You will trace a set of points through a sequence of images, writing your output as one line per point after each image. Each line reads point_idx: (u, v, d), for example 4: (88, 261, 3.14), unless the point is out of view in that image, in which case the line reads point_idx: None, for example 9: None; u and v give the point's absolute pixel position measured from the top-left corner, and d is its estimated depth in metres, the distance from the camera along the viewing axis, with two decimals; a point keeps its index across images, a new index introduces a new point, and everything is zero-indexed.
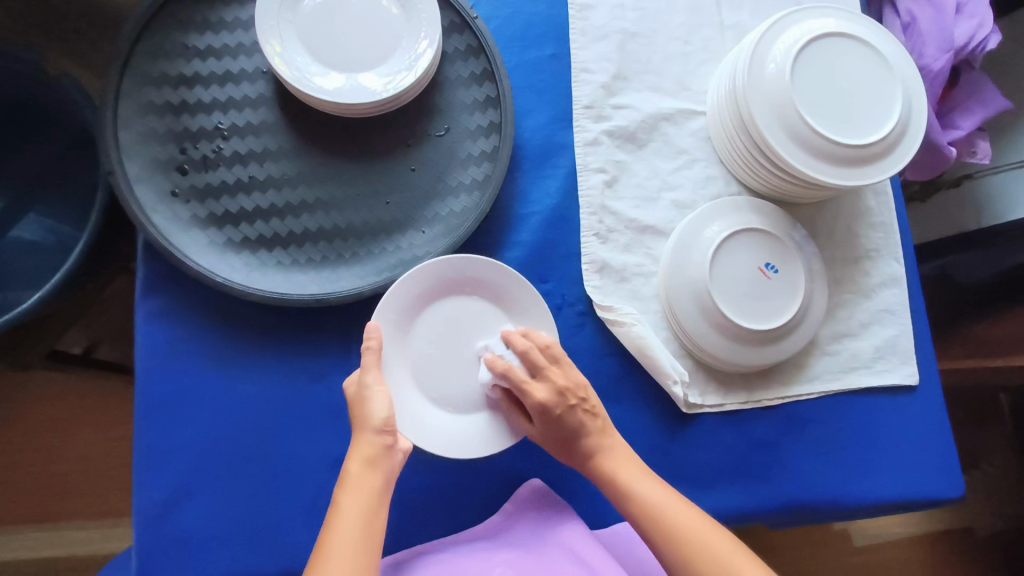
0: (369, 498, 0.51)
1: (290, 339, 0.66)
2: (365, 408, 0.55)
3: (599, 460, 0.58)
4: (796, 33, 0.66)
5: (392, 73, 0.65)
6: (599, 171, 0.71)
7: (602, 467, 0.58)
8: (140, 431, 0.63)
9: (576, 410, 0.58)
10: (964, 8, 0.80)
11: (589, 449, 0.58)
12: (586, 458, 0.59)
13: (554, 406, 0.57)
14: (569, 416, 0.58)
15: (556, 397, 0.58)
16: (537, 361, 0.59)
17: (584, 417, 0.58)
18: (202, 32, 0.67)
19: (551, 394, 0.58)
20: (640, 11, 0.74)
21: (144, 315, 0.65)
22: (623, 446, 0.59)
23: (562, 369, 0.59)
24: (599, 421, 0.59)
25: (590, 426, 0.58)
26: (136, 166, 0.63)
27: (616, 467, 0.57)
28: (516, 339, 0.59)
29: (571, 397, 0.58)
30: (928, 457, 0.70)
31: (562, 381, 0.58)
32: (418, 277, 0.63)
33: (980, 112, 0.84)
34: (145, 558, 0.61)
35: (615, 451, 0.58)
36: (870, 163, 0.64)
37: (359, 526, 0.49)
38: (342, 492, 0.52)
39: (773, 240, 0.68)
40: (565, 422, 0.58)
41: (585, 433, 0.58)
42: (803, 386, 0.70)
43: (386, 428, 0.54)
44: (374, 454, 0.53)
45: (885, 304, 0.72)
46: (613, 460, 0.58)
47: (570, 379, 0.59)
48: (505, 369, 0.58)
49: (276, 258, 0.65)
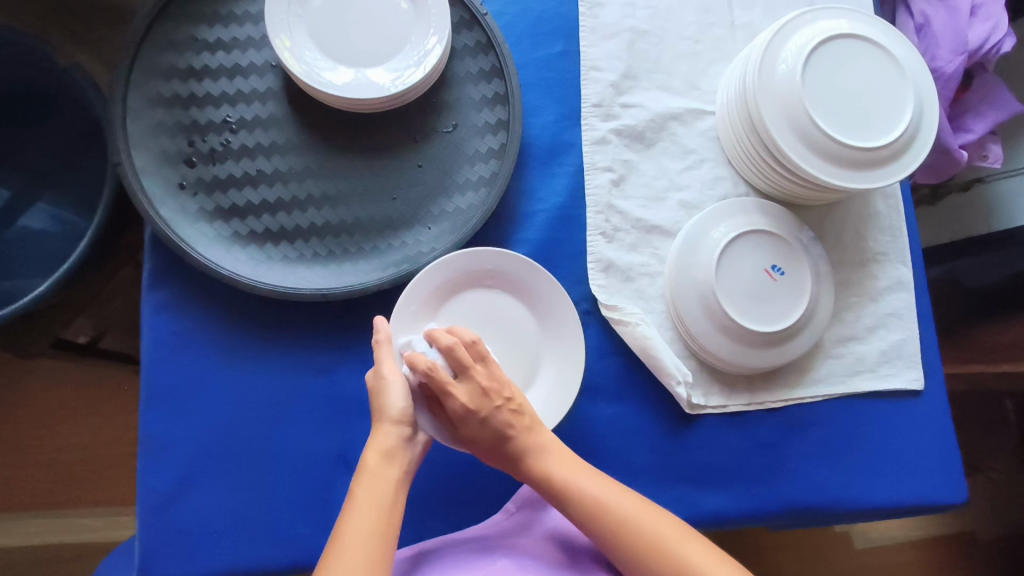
0: (386, 492, 0.51)
1: (297, 333, 0.66)
2: (382, 399, 0.55)
3: (529, 459, 0.56)
4: (807, 34, 0.66)
5: (401, 69, 0.65)
6: (606, 170, 0.71)
7: (533, 465, 0.56)
8: (145, 422, 0.63)
9: (503, 411, 0.55)
10: (979, 10, 0.80)
11: (517, 451, 0.56)
12: (512, 457, 0.56)
13: (479, 407, 0.54)
14: (496, 417, 0.55)
15: (481, 399, 0.54)
16: (463, 361, 0.54)
17: (511, 417, 0.55)
18: (213, 25, 0.67)
19: (475, 395, 0.54)
20: (650, 10, 0.74)
21: (150, 307, 0.65)
22: (553, 442, 0.57)
23: (487, 368, 0.55)
24: (525, 419, 0.56)
25: (517, 427, 0.55)
26: (145, 158, 0.63)
27: (549, 465, 0.56)
28: (441, 337, 0.54)
29: (496, 398, 0.55)
30: (932, 462, 0.69)
31: (487, 381, 0.55)
32: (441, 269, 0.64)
33: (993, 115, 0.83)
34: (149, 548, 0.62)
35: (545, 449, 0.56)
36: (880, 167, 0.64)
37: (374, 520, 0.49)
38: (357, 483, 0.52)
39: (780, 241, 0.68)
40: (492, 423, 0.55)
41: (512, 433, 0.55)
42: (808, 389, 0.69)
43: (403, 419, 0.54)
44: (391, 446, 0.53)
45: (892, 309, 0.72)
46: (545, 459, 0.56)
47: (495, 379, 0.55)
48: (428, 371, 0.53)
49: (282, 252, 0.65)
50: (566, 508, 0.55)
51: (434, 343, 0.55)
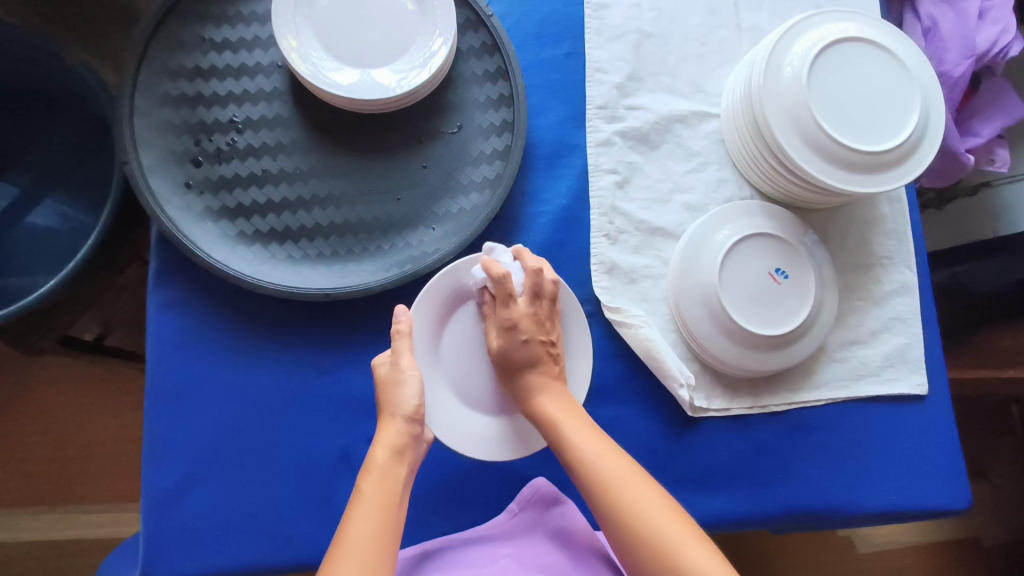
0: (394, 487, 0.52)
1: (302, 333, 0.66)
2: (398, 392, 0.56)
3: (541, 398, 0.59)
4: (813, 37, 0.65)
5: (406, 70, 0.65)
6: (610, 172, 0.71)
7: (544, 405, 0.59)
8: (151, 418, 0.64)
9: (543, 345, 0.60)
10: (987, 13, 0.80)
11: (532, 383, 0.59)
12: (526, 389, 0.59)
13: (526, 330, 0.60)
14: (536, 346, 0.60)
15: (533, 324, 0.60)
16: (540, 289, 0.60)
17: (546, 355, 0.60)
18: (220, 25, 0.67)
19: (531, 318, 0.60)
20: (656, 12, 0.74)
21: (156, 306, 0.65)
22: (568, 396, 0.60)
23: (551, 307, 0.62)
24: (555, 367, 0.61)
25: (544, 365, 0.60)
26: (152, 157, 0.64)
27: (558, 411, 0.58)
28: (530, 259, 0.61)
29: (544, 333, 0.60)
30: (935, 467, 0.69)
31: (546, 318, 0.61)
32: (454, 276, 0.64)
33: (1000, 119, 0.83)
34: (153, 544, 0.62)
35: (557, 397, 0.59)
36: (886, 170, 0.64)
37: (380, 517, 0.49)
38: (366, 477, 0.52)
39: (784, 245, 0.68)
40: (528, 348, 0.59)
41: (537, 367, 0.60)
42: (811, 393, 0.69)
43: (415, 417, 0.55)
44: (401, 444, 0.54)
45: (897, 313, 0.72)
46: (557, 403, 0.59)
47: (552, 320, 0.62)
48: (501, 276, 0.59)
49: (286, 252, 0.66)
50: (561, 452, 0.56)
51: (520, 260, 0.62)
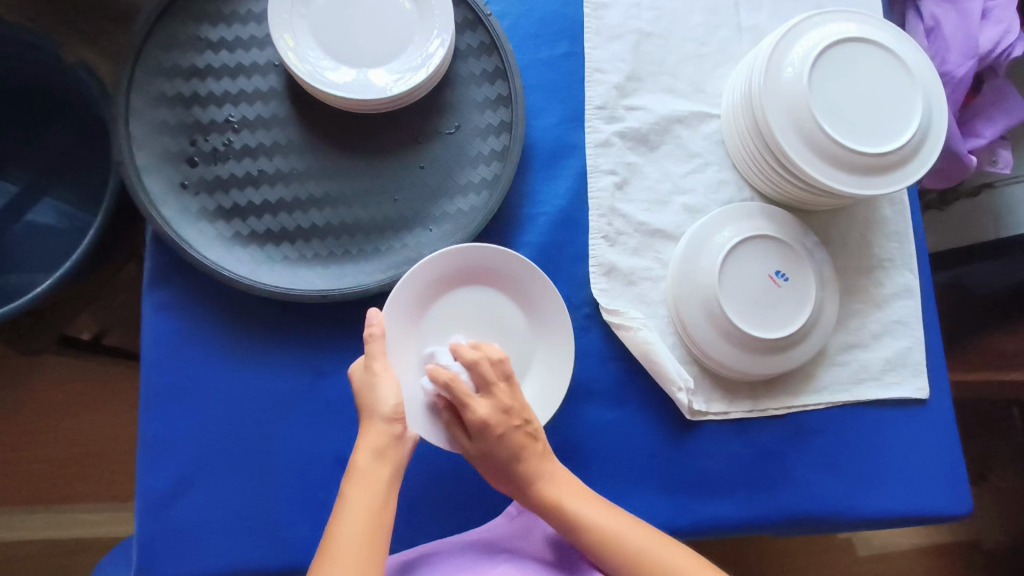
0: (378, 492, 0.51)
1: (298, 335, 0.66)
2: (374, 395, 0.54)
3: (540, 485, 0.57)
4: (814, 38, 0.65)
5: (403, 70, 0.64)
6: (610, 173, 0.70)
7: (543, 493, 0.56)
8: (145, 419, 0.63)
9: (518, 431, 0.56)
10: (990, 14, 0.79)
11: (527, 474, 0.56)
12: (524, 483, 0.56)
13: (497, 424, 0.55)
14: (512, 436, 0.55)
15: (499, 416, 0.55)
16: (486, 377, 0.55)
17: (526, 438, 0.56)
18: (216, 24, 0.67)
19: (495, 410, 0.55)
20: (656, 12, 0.74)
21: (151, 306, 0.65)
22: (563, 470, 0.58)
23: (509, 387, 0.56)
24: (539, 444, 0.57)
25: (530, 449, 0.56)
26: (147, 157, 0.63)
27: (560, 494, 0.56)
28: (465, 351, 0.56)
29: (515, 418, 0.56)
30: (937, 473, 0.69)
31: (509, 401, 0.56)
32: (437, 262, 0.63)
33: (1003, 121, 0.82)
34: (147, 546, 0.62)
35: (556, 479, 0.57)
36: (887, 173, 0.63)
37: (366, 522, 0.49)
38: (349, 483, 0.51)
39: (784, 247, 0.67)
40: (505, 443, 0.55)
41: (525, 456, 0.56)
42: (810, 396, 0.69)
43: (395, 417, 0.54)
44: (383, 444, 0.53)
45: (898, 316, 0.71)
46: (556, 486, 0.57)
47: (515, 398, 0.56)
48: (448, 382, 0.54)
49: (282, 253, 0.65)
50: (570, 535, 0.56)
51: (458, 357, 0.56)
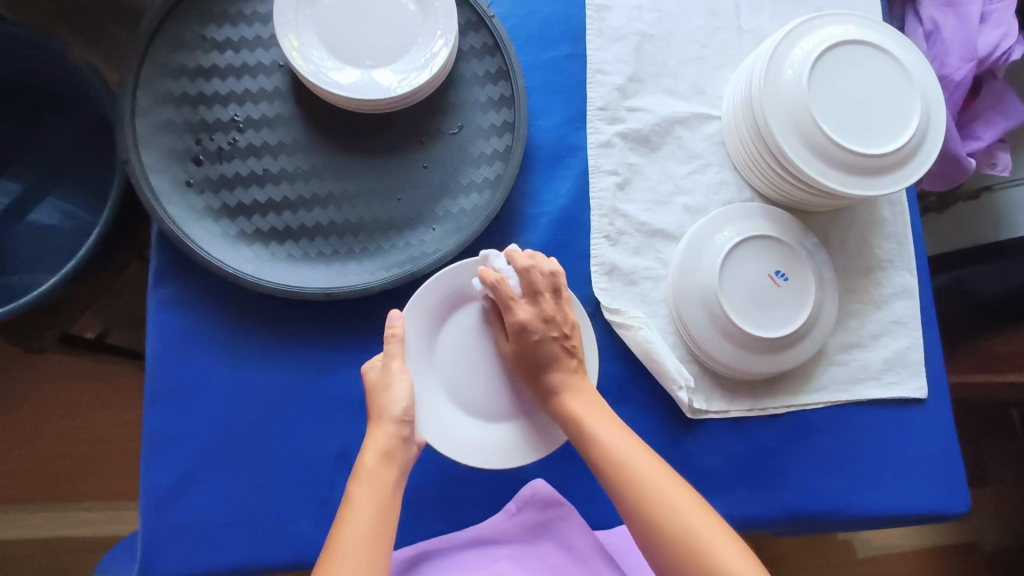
0: (384, 492, 0.51)
1: (301, 333, 0.66)
2: (386, 396, 0.56)
3: (563, 395, 0.59)
4: (814, 40, 0.65)
5: (407, 71, 0.65)
6: (611, 174, 0.71)
7: (563, 403, 0.58)
8: (150, 416, 0.64)
9: (554, 342, 0.59)
10: (988, 17, 0.80)
11: (554, 384, 0.59)
12: (548, 390, 0.59)
13: (536, 330, 0.59)
14: (547, 346, 0.59)
15: (540, 323, 0.59)
16: (535, 285, 0.59)
17: (561, 351, 0.59)
18: (221, 25, 0.67)
19: (538, 317, 0.59)
20: (658, 14, 0.74)
21: (156, 303, 0.65)
22: (591, 390, 0.59)
23: (555, 300, 0.60)
24: (574, 360, 0.60)
25: (559, 364, 0.59)
26: (153, 155, 0.64)
27: (580, 408, 0.58)
28: (518, 258, 0.60)
29: (555, 328, 0.59)
30: (936, 472, 0.69)
31: (552, 311, 0.59)
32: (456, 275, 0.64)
33: (1002, 122, 0.83)
34: (151, 542, 0.62)
35: (580, 391, 0.59)
36: (885, 174, 0.64)
37: (373, 521, 0.49)
38: (356, 482, 0.52)
39: (785, 247, 0.67)
40: (541, 349, 0.59)
41: (556, 366, 0.59)
42: (809, 396, 0.69)
43: (404, 419, 0.55)
44: (390, 446, 0.54)
45: (897, 316, 0.72)
46: (578, 400, 0.58)
47: (560, 312, 0.60)
48: (496, 282, 0.59)
49: (286, 251, 0.66)
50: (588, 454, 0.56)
51: (511, 262, 0.61)
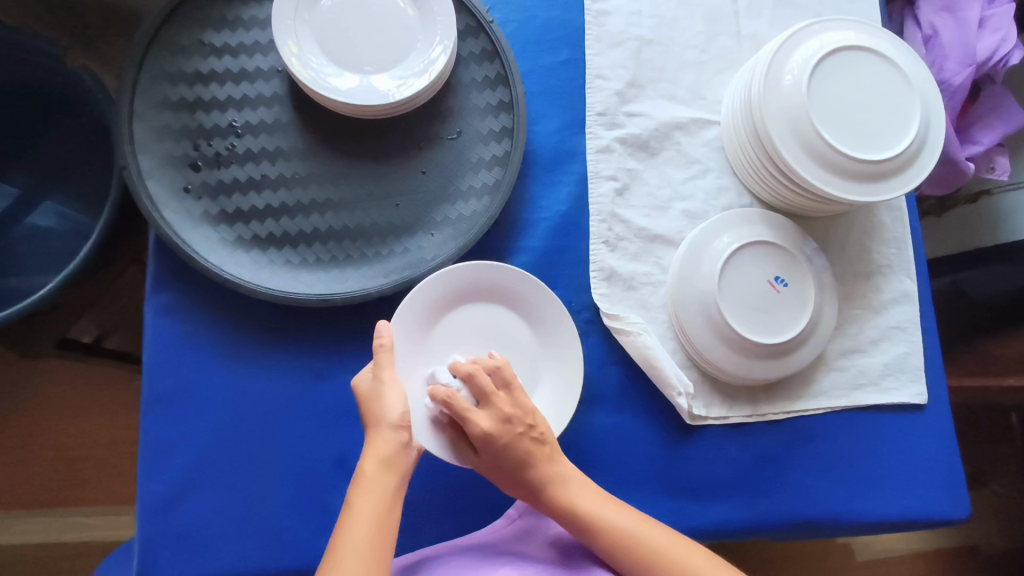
0: (381, 498, 0.51)
1: (300, 338, 0.66)
2: (380, 403, 0.55)
3: (553, 489, 0.59)
4: (814, 46, 0.65)
5: (406, 76, 0.65)
6: (610, 179, 0.71)
7: (555, 496, 0.58)
8: (147, 422, 0.63)
9: (523, 438, 0.58)
10: (987, 22, 0.80)
11: (538, 479, 0.58)
12: (536, 487, 0.59)
13: (501, 434, 0.57)
14: (516, 444, 0.57)
15: (503, 425, 0.57)
16: (484, 387, 0.58)
17: (531, 445, 0.58)
18: (220, 29, 0.67)
19: (499, 420, 0.57)
20: (657, 19, 0.74)
21: (153, 309, 0.65)
22: (577, 473, 0.60)
23: (510, 396, 0.59)
24: (547, 447, 0.59)
25: (536, 458, 0.58)
26: (150, 161, 0.64)
27: (572, 495, 0.58)
28: (460, 366, 0.59)
29: (519, 424, 0.58)
30: (935, 478, 0.69)
31: (510, 408, 0.58)
32: (446, 280, 0.64)
33: (1001, 127, 0.83)
34: (148, 550, 0.62)
35: (566, 478, 0.59)
36: (884, 180, 0.64)
37: (372, 529, 0.49)
38: (356, 490, 0.52)
39: (785, 253, 0.67)
40: (512, 451, 0.57)
41: (533, 461, 0.58)
42: (809, 401, 0.69)
43: (401, 424, 0.55)
44: (389, 452, 0.53)
45: (896, 322, 0.71)
46: (569, 488, 0.59)
47: (517, 405, 0.58)
48: (448, 397, 0.57)
49: (284, 257, 0.66)
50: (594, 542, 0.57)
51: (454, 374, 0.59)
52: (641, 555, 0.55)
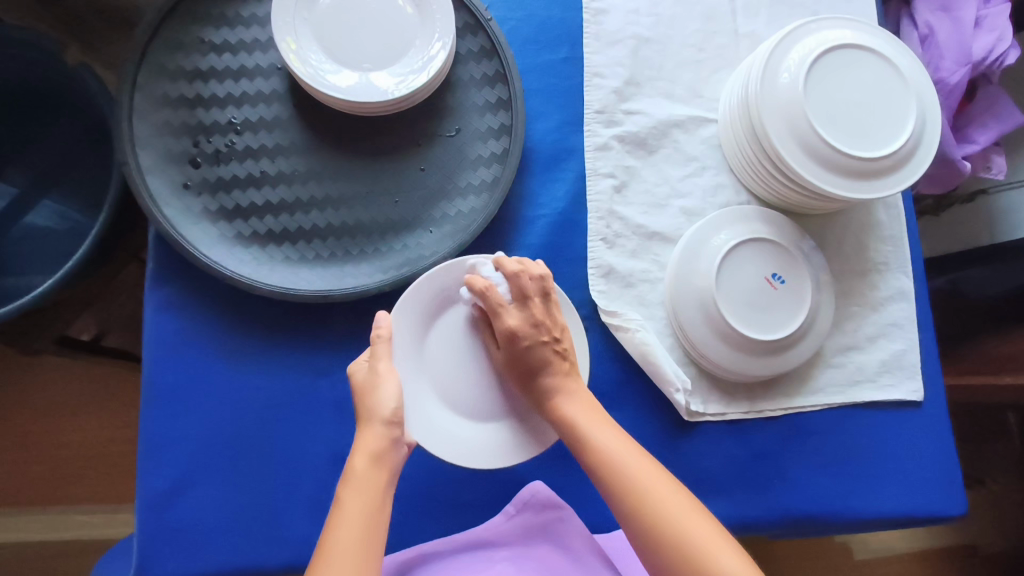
0: (373, 494, 0.51)
1: (299, 335, 0.66)
2: (374, 397, 0.55)
3: (557, 399, 0.58)
4: (810, 44, 0.66)
5: (404, 74, 0.65)
6: (608, 176, 0.71)
7: (557, 406, 0.58)
8: (146, 419, 0.64)
9: (547, 346, 0.59)
10: (982, 22, 0.80)
11: (549, 389, 0.58)
12: (543, 395, 0.59)
13: (525, 335, 0.59)
14: (537, 350, 0.59)
15: (530, 327, 0.59)
16: (524, 289, 0.60)
17: (553, 355, 0.59)
18: (219, 27, 0.68)
19: (526, 322, 0.59)
20: (654, 17, 0.75)
21: (153, 305, 0.65)
22: (585, 395, 0.59)
23: (544, 304, 0.60)
24: (566, 364, 0.60)
25: (552, 369, 0.59)
26: (150, 157, 0.64)
27: (573, 408, 0.57)
28: (506, 264, 0.60)
29: (544, 333, 0.59)
30: (932, 474, 0.69)
31: (542, 316, 0.59)
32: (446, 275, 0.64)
33: (997, 126, 0.84)
34: (148, 545, 0.62)
35: (574, 395, 0.58)
36: (881, 176, 0.64)
37: (361, 525, 0.49)
38: (345, 486, 0.51)
39: (782, 250, 0.68)
40: (531, 354, 0.59)
41: (549, 370, 0.59)
42: (807, 398, 0.69)
43: (393, 421, 0.54)
44: (380, 448, 0.53)
45: (893, 319, 0.72)
46: (572, 403, 0.58)
47: (549, 317, 0.60)
48: (484, 289, 0.60)
49: (284, 253, 0.66)
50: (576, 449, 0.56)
51: (499, 269, 0.61)
52: (610, 465, 0.53)
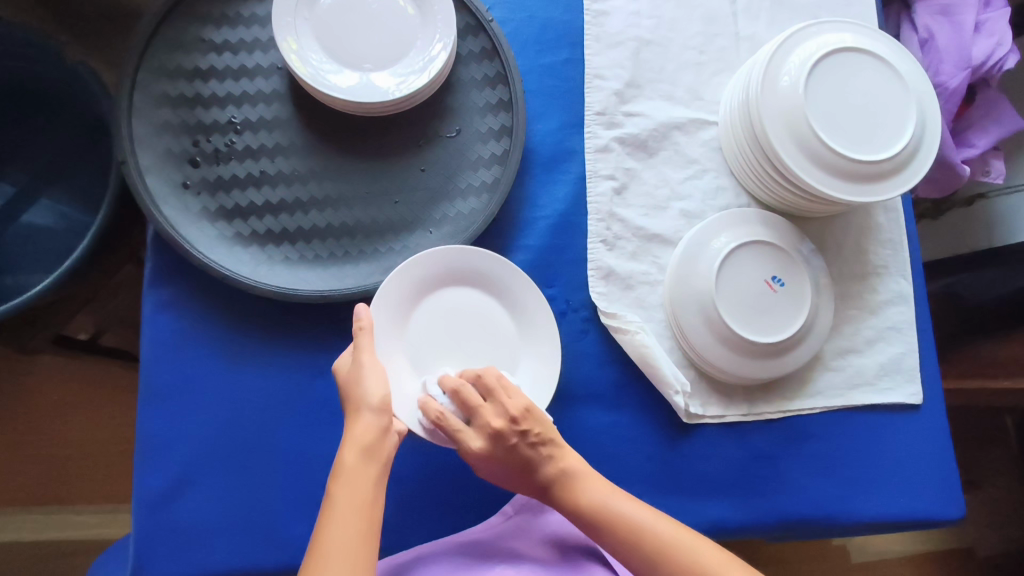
0: (366, 488, 0.51)
1: (297, 334, 0.66)
2: (360, 388, 0.54)
3: (561, 485, 0.57)
4: (810, 48, 0.66)
5: (406, 74, 0.65)
6: (608, 178, 0.71)
7: (562, 493, 0.57)
8: (144, 417, 0.63)
9: (519, 447, 0.56)
10: (983, 26, 0.81)
11: (546, 478, 0.57)
12: (545, 486, 0.58)
13: (496, 448, 0.56)
14: (514, 453, 0.56)
15: (495, 440, 0.55)
16: (469, 402, 0.56)
17: (532, 449, 0.56)
18: (220, 26, 0.67)
19: (489, 435, 0.55)
20: (655, 19, 0.75)
21: (152, 304, 0.65)
22: (584, 469, 0.58)
23: (497, 404, 0.56)
24: (548, 447, 0.57)
25: (541, 458, 0.57)
26: (149, 157, 0.64)
27: (583, 492, 0.57)
28: (446, 381, 0.57)
29: (511, 435, 0.55)
30: (930, 478, 0.69)
31: (499, 419, 0.55)
32: (412, 268, 0.63)
33: (996, 131, 0.84)
34: (144, 545, 0.61)
35: (576, 475, 0.57)
36: (880, 180, 0.64)
37: (356, 518, 0.49)
38: (336, 481, 0.51)
39: (781, 253, 0.68)
40: (511, 458, 0.56)
41: (537, 464, 0.57)
42: (806, 401, 0.69)
43: (382, 409, 0.54)
44: (370, 439, 0.53)
45: (892, 322, 0.72)
46: (578, 483, 0.57)
47: (508, 412, 0.56)
48: (437, 417, 0.56)
49: (283, 254, 0.66)
50: (604, 536, 0.56)
51: (443, 389, 0.58)
52: (648, 548, 0.54)
